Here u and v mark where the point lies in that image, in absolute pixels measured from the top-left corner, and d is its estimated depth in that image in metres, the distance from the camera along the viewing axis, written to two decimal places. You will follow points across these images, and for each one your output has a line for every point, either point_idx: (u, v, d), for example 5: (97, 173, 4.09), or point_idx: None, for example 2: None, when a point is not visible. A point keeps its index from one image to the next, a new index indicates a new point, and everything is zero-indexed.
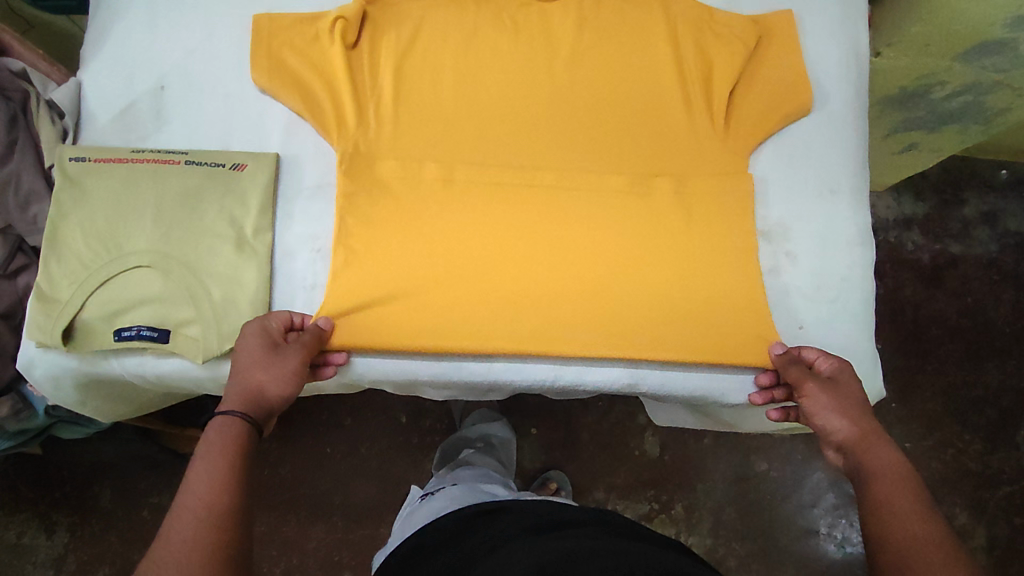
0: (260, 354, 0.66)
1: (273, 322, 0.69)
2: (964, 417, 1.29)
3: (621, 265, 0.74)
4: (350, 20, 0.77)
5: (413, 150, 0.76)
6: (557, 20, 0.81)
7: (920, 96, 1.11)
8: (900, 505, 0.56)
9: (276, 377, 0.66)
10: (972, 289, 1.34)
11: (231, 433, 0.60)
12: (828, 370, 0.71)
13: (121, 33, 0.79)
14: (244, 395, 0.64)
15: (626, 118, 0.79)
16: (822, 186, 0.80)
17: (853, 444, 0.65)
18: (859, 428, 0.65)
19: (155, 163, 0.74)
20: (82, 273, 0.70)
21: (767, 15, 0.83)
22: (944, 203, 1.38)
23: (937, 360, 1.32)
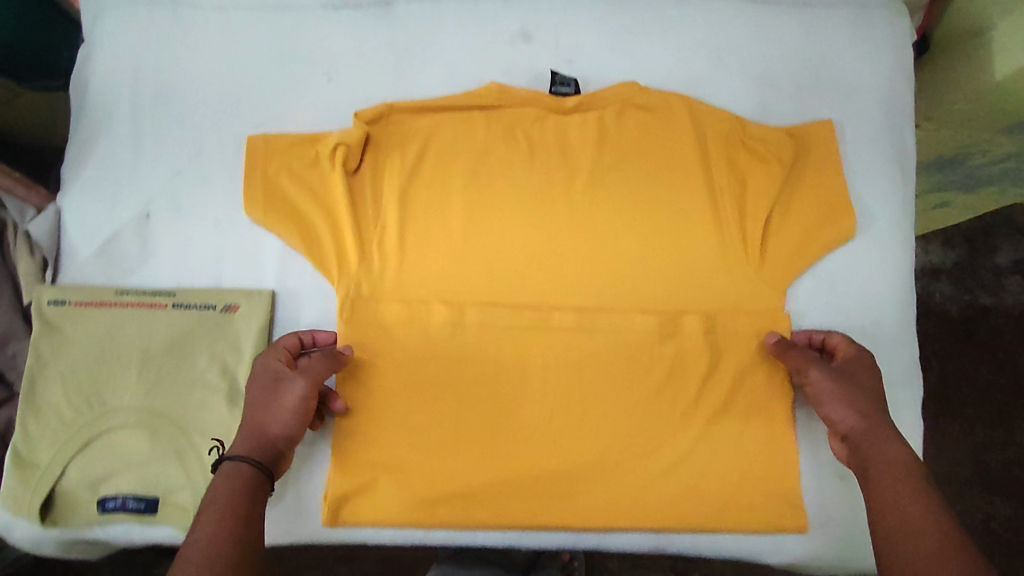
0: (261, 392, 0.63)
1: (277, 351, 0.66)
2: (986, 478, 1.12)
3: (644, 412, 0.70)
4: (352, 147, 0.71)
5: (420, 290, 0.71)
6: (574, 137, 0.75)
7: (959, 162, 1.05)
8: (899, 494, 0.55)
9: (279, 415, 0.62)
10: (1004, 342, 1.16)
11: (239, 477, 0.57)
12: (843, 359, 0.68)
13: (103, 153, 0.73)
14: (247, 439, 0.61)
15: (650, 247, 0.73)
16: (865, 319, 0.73)
17: (858, 434, 0.62)
18: (867, 418, 0.62)
19: (140, 308, 0.68)
20: (63, 435, 0.66)
21: (803, 126, 0.76)
22: (974, 252, 1.20)
23: (963, 420, 1.15)
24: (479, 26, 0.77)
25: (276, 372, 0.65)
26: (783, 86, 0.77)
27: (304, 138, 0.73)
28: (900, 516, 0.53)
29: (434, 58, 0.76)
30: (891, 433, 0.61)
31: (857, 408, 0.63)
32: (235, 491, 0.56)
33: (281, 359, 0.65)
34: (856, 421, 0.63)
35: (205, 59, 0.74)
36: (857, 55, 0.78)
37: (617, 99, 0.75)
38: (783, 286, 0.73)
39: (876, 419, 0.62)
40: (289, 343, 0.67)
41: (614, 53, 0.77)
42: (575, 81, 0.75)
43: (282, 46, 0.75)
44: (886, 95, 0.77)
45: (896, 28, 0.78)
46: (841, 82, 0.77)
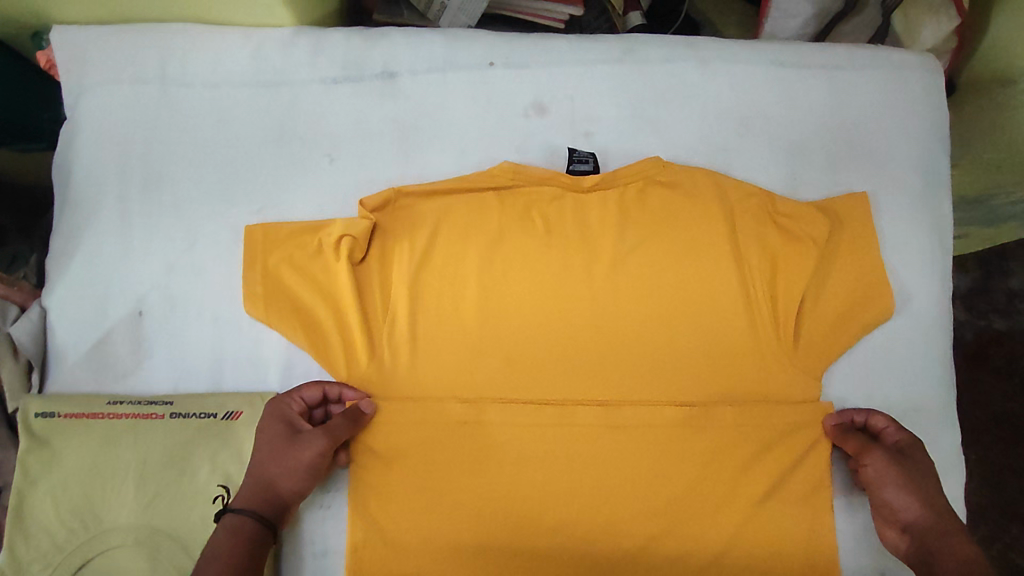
0: (276, 441, 0.61)
1: (295, 398, 0.63)
2: (1011, 507, 1.03)
3: (677, 514, 0.65)
4: (358, 238, 0.67)
5: (431, 386, 0.66)
6: (594, 215, 0.70)
7: (980, 203, 0.98)
8: None
9: (289, 473, 0.60)
10: (1021, 369, 1.06)
11: (238, 536, 0.56)
12: (900, 438, 0.63)
13: (91, 248, 0.68)
14: (256, 491, 0.59)
15: (681, 333, 0.67)
16: (907, 405, 0.69)
17: (925, 529, 0.58)
18: (933, 512, 0.59)
19: (134, 418, 0.64)
20: (56, 557, 0.61)
21: (835, 199, 0.71)
22: (988, 277, 1.10)
23: (981, 448, 1.06)
24: (489, 98, 0.72)
25: (291, 421, 0.62)
26: (814, 158, 0.73)
27: (306, 227, 0.68)
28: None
29: (443, 135, 0.72)
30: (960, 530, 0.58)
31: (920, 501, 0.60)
32: (233, 551, 0.55)
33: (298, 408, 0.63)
34: (920, 513, 0.59)
35: (200, 143, 0.70)
36: (892, 120, 0.73)
37: (637, 175, 0.70)
38: (820, 373, 0.67)
39: (941, 514, 0.59)
40: (307, 389, 0.63)
41: (633, 124, 0.73)
42: (593, 156, 0.72)
43: (281, 126, 0.71)
44: (922, 162, 0.73)
45: (929, 90, 0.74)
46: (876, 149, 0.73)
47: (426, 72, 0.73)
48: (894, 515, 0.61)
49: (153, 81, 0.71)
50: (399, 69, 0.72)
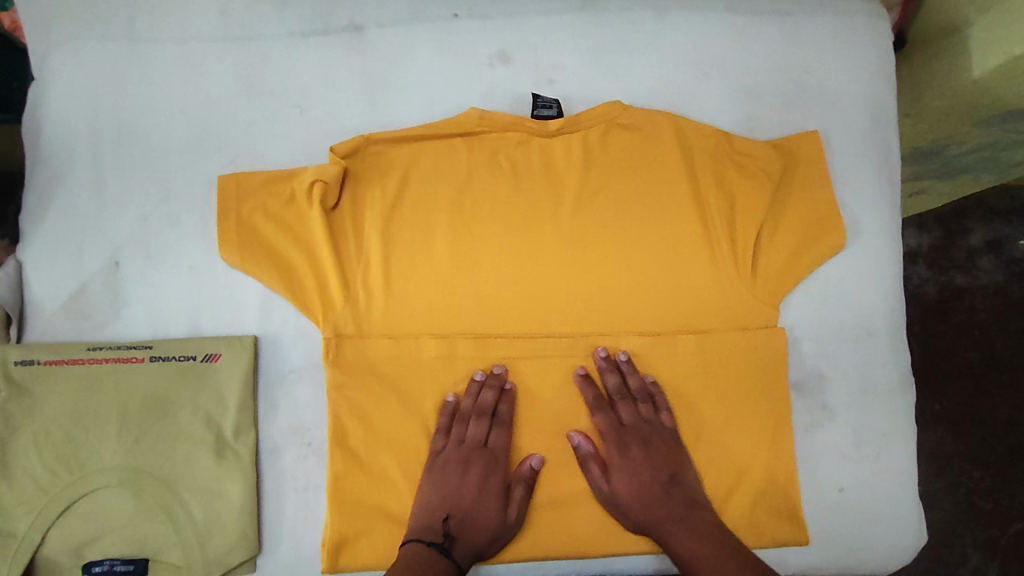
0: (496, 491, 0.65)
1: (481, 426, 0.66)
2: (974, 454, 1.07)
3: (616, 445, 0.67)
4: (330, 182, 0.68)
5: (405, 326, 0.68)
6: (559, 158, 0.72)
7: (935, 153, 0.96)
8: (682, 536, 0.63)
9: (493, 515, 0.65)
10: (980, 321, 1.10)
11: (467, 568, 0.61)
12: (631, 416, 0.67)
13: (64, 201, 0.69)
14: (482, 541, 0.64)
15: (579, 261, 0.70)
16: (859, 329, 0.72)
17: (594, 490, 0.66)
18: (592, 474, 0.66)
19: (115, 363, 0.66)
20: (39, 500, 0.63)
21: (788, 137, 0.74)
22: (949, 234, 1.13)
23: (945, 398, 1.09)
24: (454, 48, 0.74)
25: (499, 457, 0.67)
26: (768, 100, 0.76)
27: (278, 175, 0.69)
28: (698, 562, 0.62)
29: (410, 84, 0.73)
30: (686, 528, 0.64)
31: (643, 492, 0.66)
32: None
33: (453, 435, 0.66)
34: (632, 512, 0.66)
35: (171, 98, 0.72)
36: (841, 63, 0.76)
37: (600, 118, 0.72)
38: (776, 302, 0.71)
39: (673, 503, 0.65)
40: (473, 420, 0.66)
41: (595, 70, 0.75)
42: (557, 102, 0.73)
43: (250, 79, 0.72)
44: (870, 102, 0.76)
45: (876, 32, 0.77)
46: (826, 91, 0.76)
47: (392, 25, 0.74)
48: (626, 515, 0.66)
49: (121, 38, 0.72)
50: (366, 22, 0.74)
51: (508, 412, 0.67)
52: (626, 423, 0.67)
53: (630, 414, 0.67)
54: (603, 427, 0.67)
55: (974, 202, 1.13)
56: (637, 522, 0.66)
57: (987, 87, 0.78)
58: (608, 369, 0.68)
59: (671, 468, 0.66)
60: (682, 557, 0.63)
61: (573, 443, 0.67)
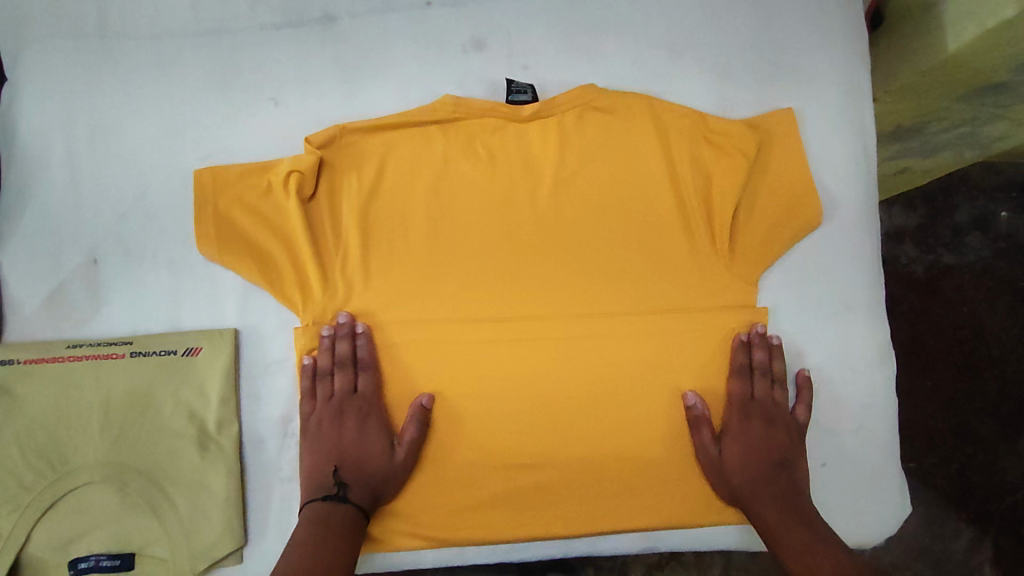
0: (321, 442, 0.66)
1: (345, 375, 0.66)
2: (964, 429, 1.07)
3: (728, 416, 0.69)
4: (306, 173, 0.67)
5: (386, 314, 0.68)
6: (534, 141, 0.72)
7: (914, 132, 0.94)
8: (776, 514, 0.64)
9: (379, 454, 0.65)
10: (967, 297, 1.10)
11: (336, 520, 0.62)
12: (763, 393, 0.70)
13: (41, 201, 0.69)
14: (366, 485, 0.65)
15: (659, 253, 0.70)
16: (837, 304, 0.73)
17: (733, 458, 0.67)
18: (753, 445, 0.68)
19: (96, 359, 0.66)
20: (23, 499, 0.63)
21: (763, 116, 0.74)
22: (934, 213, 1.12)
23: (935, 375, 1.09)
24: (428, 36, 0.74)
25: (373, 400, 0.67)
26: (742, 79, 0.76)
27: (254, 167, 0.69)
28: (788, 538, 0.62)
29: (384, 73, 0.73)
30: (783, 505, 0.64)
31: (751, 465, 0.67)
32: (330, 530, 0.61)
33: (319, 393, 0.67)
34: (733, 478, 0.67)
35: (145, 94, 0.72)
36: (814, 39, 0.76)
37: (575, 102, 0.72)
38: (755, 280, 0.71)
39: (774, 481, 0.66)
40: (337, 371, 0.66)
41: (570, 55, 0.75)
42: (531, 87, 0.73)
43: (223, 72, 0.72)
44: (844, 77, 0.76)
45: (849, 8, 0.77)
46: (800, 68, 0.76)
47: (364, 15, 0.74)
48: (726, 480, 0.67)
49: (93, 35, 0.72)
50: (338, 13, 0.74)
51: (368, 356, 0.67)
52: (757, 396, 0.70)
53: (763, 392, 0.69)
54: (734, 394, 0.69)
55: (958, 178, 1.13)
56: (733, 490, 0.67)
57: (962, 61, 0.77)
58: (744, 347, 0.70)
59: (784, 452, 0.68)
60: (770, 529, 0.64)
61: (686, 404, 0.68)
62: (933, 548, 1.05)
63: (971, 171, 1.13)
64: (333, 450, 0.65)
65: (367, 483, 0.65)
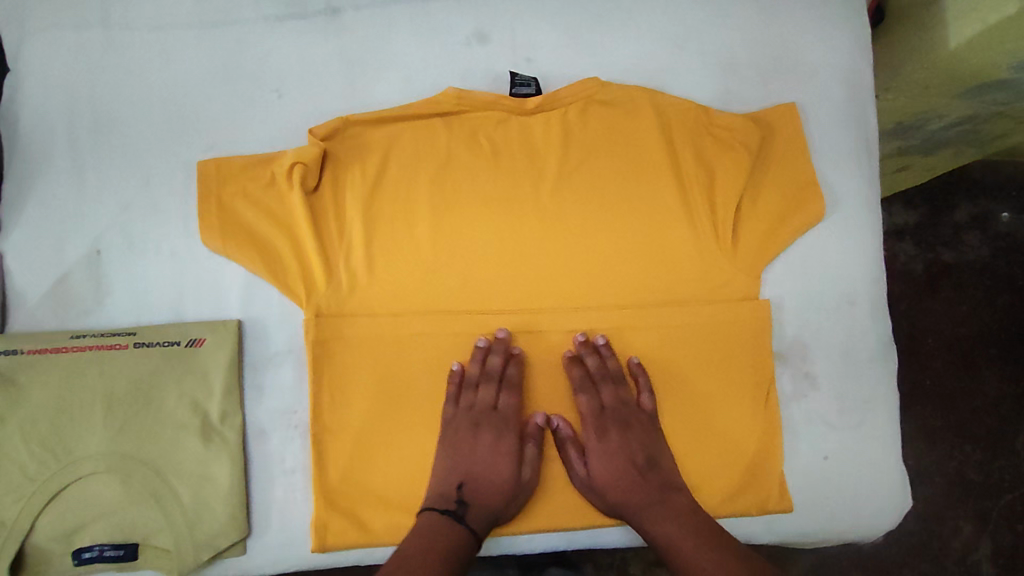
0: (467, 453, 0.66)
1: (490, 389, 0.67)
2: (963, 427, 1.08)
3: (587, 431, 0.68)
4: (310, 165, 0.68)
5: (388, 308, 0.68)
6: (538, 135, 0.72)
7: (915, 129, 0.94)
8: (668, 527, 0.64)
9: (507, 472, 0.66)
10: (967, 295, 1.11)
11: (446, 541, 0.61)
12: (611, 401, 0.68)
13: (44, 191, 0.69)
14: (486, 511, 0.65)
15: (588, 254, 0.70)
16: (839, 298, 0.73)
17: (607, 473, 0.67)
18: (623, 456, 0.67)
19: (100, 350, 0.66)
20: (26, 489, 0.63)
21: (766, 110, 0.74)
22: (934, 210, 1.13)
23: (935, 373, 1.09)
24: (431, 29, 0.74)
25: (510, 419, 0.68)
26: (745, 73, 0.76)
27: (258, 159, 0.69)
28: (679, 551, 0.63)
29: (388, 66, 0.73)
30: (670, 515, 0.65)
31: (620, 478, 0.67)
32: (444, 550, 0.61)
33: (462, 400, 0.68)
34: (607, 493, 0.67)
35: (148, 85, 0.71)
36: (817, 34, 0.76)
37: (578, 95, 0.72)
38: (758, 274, 0.71)
39: (649, 492, 0.66)
40: (483, 383, 0.67)
41: (574, 48, 0.75)
42: (535, 80, 0.73)
43: (227, 64, 0.72)
44: (847, 72, 0.76)
45: (852, 3, 0.77)
46: (802, 63, 0.76)
47: (368, 8, 0.74)
48: (601, 496, 0.67)
49: (96, 26, 0.72)
50: (342, 5, 0.74)
51: (515, 375, 0.68)
52: (605, 408, 0.68)
53: (611, 399, 0.68)
54: (585, 409, 0.68)
55: (959, 176, 1.13)
56: (609, 505, 0.67)
57: (963, 58, 0.77)
58: (570, 361, 0.68)
59: (649, 457, 0.67)
60: (660, 542, 0.64)
61: (548, 426, 0.68)
62: (931, 544, 1.05)
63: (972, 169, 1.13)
64: (469, 465, 0.66)
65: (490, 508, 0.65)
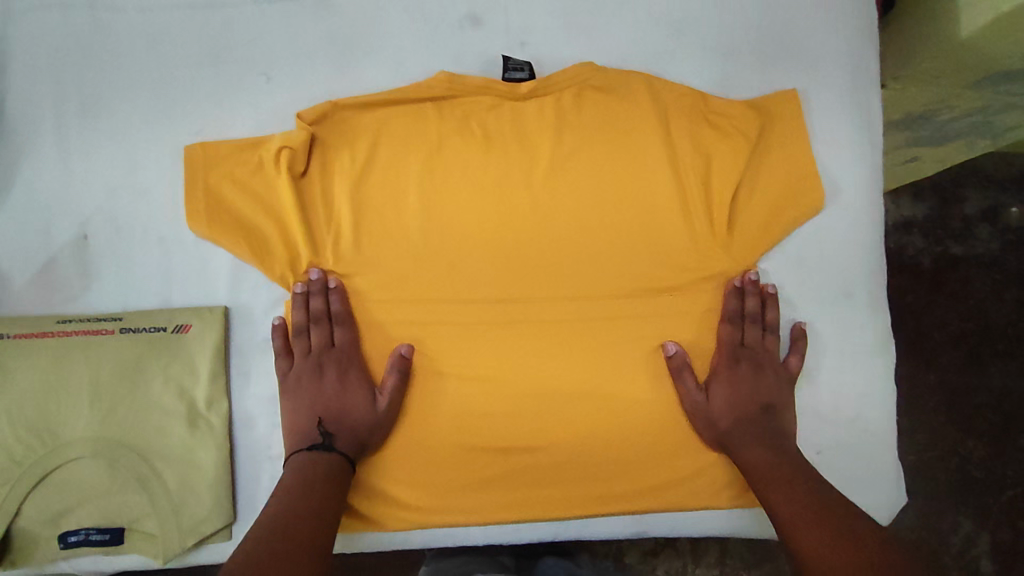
0: (318, 392, 0.65)
1: (322, 329, 0.66)
2: (967, 423, 1.06)
3: (717, 361, 0.68)
4: (297, 149, 0.67)
5: (377, 299, 0.67)
6: (531, 122, 0.70)
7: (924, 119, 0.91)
8: (768, 458, 0.64)
9: (364, 405, 0.65)
10: (975, 290, 1.08)
11: (320, 469, 0.62)
12: (753, 341, 0.69)
13: (32, 173, 0.69)
14: (350, 432, 0.64)
15: (637, 231, 0.69)
16: (835, 292, 0.71)
17: (727, 399, 0.67)
18: (748, 390, 0.67)
19: (87, 334, 0.66)
20: (13, 472, 0.63)
21: (765, 98, 0.73)
22: (944, 203, 1.10)
23: (939, 368, 1.07)
24: (423, 12, 0.73)
25: (351, 353, 0.66)
26: (746, 60, 0.74)
27: (246, 144, 0.69)
28: (770, 478, 0.62)
29: (379, 49, 0.72)
30: (770, 449, 0.64)
31: (739, 409, 0.67)
32: (312, 479, 0.61)
33: (296, 350, 0.66)
34: (719, 422, 0.67)
35: (136, 65, 0.70)
36: (822, 19, 0.74)
37: (572, 82, 0.71)
38: (753, 265, 0.70)
39: (760, 428, 0.66)
40: (313, 326, 0.66)
41: (569, 33, 0.73)
42: (529, 65, 0.72)
43: (216, 46, 0.71)
44: (853, 60, 0.74)
45: None
46: (806, 49, 0.74)
47: None
48: (711, 425, 0.67)
49: (84, 6, 0.71)
50: None
51: (344, 310, 0.66)
52: (747, 344, 0.69)
53: (754, 339, 0.69)
54: (723, 338, 0.68)
55: (970, 168, 1.11)
56: (718, 434, 0.67)
57: (975, 47, 0.74)
58: (735, 292, 0.68)
59: (771, 400, 0.68)
60: (752, 467, 0.64)
61: (667, 354, 0.67)
62: (931, 540, 1.04)
63: (983, 161, 1.11)
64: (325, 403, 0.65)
65: (355, 433, 0.65)
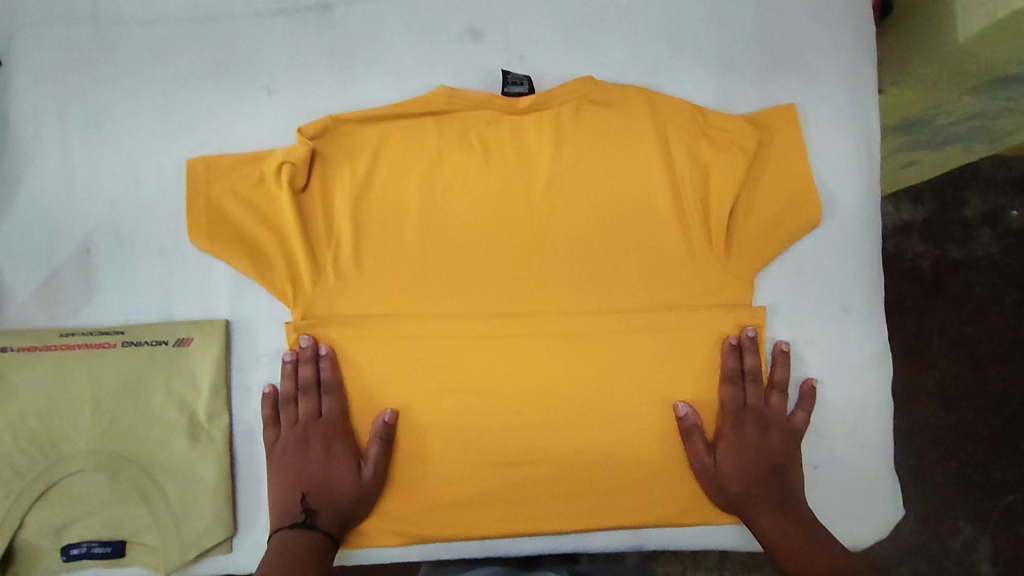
0: (302, 464, 0.66)
1: (310, 399, 0.66)
2: (966, 428, 1.06)
3: (722, 422, 0.69)
4: (297, 165, 0.67)
5: (377, 307, 0.68)
6: (530, 135, 0.71)
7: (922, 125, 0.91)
8: (784, 527, 0.65)
9: (349, 477, 0.66)
10: (974, 294, 1.09)
11: (300, 549, 0.62)
12: (756, 400, 0.69)
13: (35, 187, 0.69)
14: (332, 509, 0.65)
15: (635, 246, 0.70)
16: (833, 305, 0.72)
17: (737, 465, 0.67)
18: (755, 451, 0.68)
19: (89, 347, 0.66)
20: (16, 485, 0.63)
21: (763, 112, 0.73)
22: (943, 207, 1.10)
23: (938, 373, 1.08)
24: (423, 26, 0.73)
25: (337, 422, 0.67)
26: (744, 73, 0.74)
27: (246, 158, 0.69)
28: (790, 547, 0.64)
29: (379, 62, 0.72)
30: (784, 515, 0.66)
31: (750, 475, 0.67)
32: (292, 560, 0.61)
33: (282, 419, 0.67)
34: (730, 488, 0.67)
35: (137, 80, 0.71)
36: (819, 32, 0.74)
37: (571, 96, 0.71)
38: (750, 279, 0.70)
39: (771, 490, 0.67)
40: (301, 396, 0.66)
41: (568, 45, 0.74)
42: (528, 79, 0.72)
43: (217, 60, 0.71)
44: (850, 73, 0.74)
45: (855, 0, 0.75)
46: (803, 62, 0.74)
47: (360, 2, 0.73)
48: (721, 490, 0.68)
49: (86, 21, 0.72)
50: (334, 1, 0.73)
51: (333, 379, 0.67)
52: (750, 404, 0.69)
53: (757, 399, 0.69)
54: (724, 401, 0.68)
55: (970, 171, 1.11)
56: (729, 498, 0.68)
57: (971, 54, 0.74)
58: (734, 351, 0.69)
59: (780, 460, 0.68)
60: (769, 534, 0.66)
61: (679, 415, 0.68)
62: (930, 545, 1.05)
63: (982, 164, 1.11)
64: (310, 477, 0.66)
65: (337, 508, 0.65)
